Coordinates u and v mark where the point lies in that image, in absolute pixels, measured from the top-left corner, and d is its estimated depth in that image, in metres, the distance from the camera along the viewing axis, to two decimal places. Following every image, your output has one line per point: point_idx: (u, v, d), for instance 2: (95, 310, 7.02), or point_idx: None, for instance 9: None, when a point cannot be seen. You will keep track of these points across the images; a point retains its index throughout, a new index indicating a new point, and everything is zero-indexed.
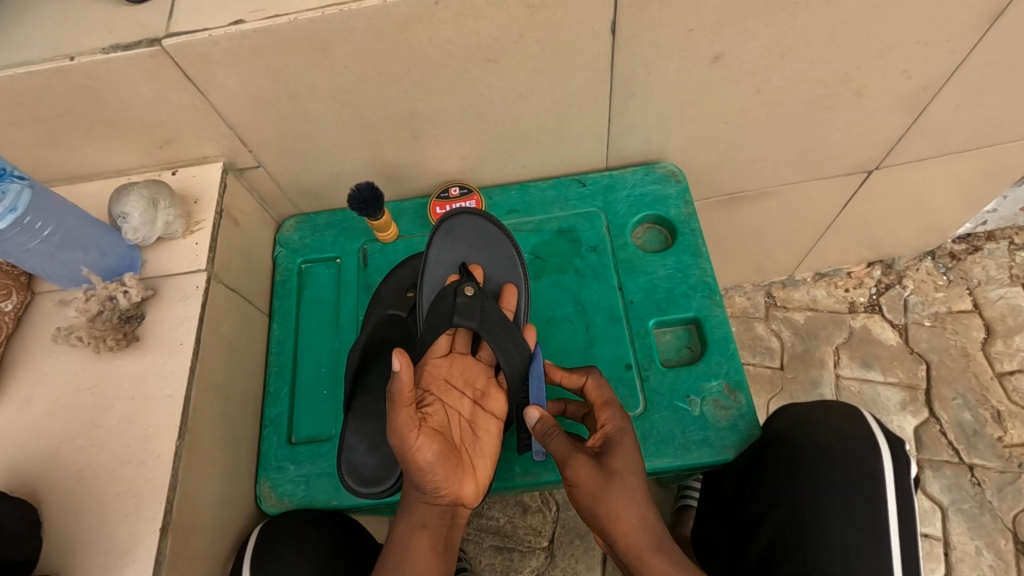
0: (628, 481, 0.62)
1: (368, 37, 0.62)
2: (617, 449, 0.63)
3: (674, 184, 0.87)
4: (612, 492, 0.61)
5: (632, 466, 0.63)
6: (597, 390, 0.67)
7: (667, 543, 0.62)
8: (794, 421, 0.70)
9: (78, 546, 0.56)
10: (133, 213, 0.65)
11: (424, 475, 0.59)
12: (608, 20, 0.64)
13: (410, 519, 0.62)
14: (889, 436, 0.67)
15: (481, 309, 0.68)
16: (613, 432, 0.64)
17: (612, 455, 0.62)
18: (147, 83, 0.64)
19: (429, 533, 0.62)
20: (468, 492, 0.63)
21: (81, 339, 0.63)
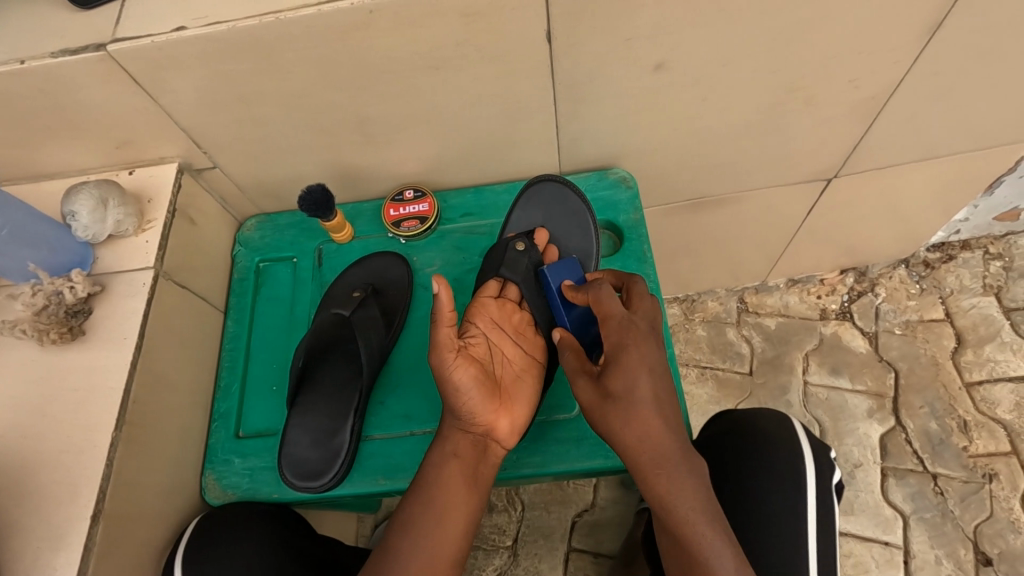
0: (632, 400, 0.62)
1: (306, 44, 0.64)
2: (623, 365, 0.64)
3: (626, 189, 0.87)
4: (621, 401, 0.63)
5: (644, 385, 0.63)
6: (611, 302, 0.67)
7: (671, 463, 0.61)
8: (731, 425, 0.71)
9: (16, 530, 0.58)
10: (83, 211, 0.68)
11: (459, 396, 0.65)
12: (543, 29, 0.66)
13: (441, 445, 0.67)
14: (815, 444, 0.69)
15: (526, 263, 0.78)
16: (625, 354, 0.64)
17: (616, 375, 0.64)
18: (97, 86, 0.66)
19: (462, 462, 0.66)
20: (502, 427, 0.68)
21: (25, 332, 0.64)
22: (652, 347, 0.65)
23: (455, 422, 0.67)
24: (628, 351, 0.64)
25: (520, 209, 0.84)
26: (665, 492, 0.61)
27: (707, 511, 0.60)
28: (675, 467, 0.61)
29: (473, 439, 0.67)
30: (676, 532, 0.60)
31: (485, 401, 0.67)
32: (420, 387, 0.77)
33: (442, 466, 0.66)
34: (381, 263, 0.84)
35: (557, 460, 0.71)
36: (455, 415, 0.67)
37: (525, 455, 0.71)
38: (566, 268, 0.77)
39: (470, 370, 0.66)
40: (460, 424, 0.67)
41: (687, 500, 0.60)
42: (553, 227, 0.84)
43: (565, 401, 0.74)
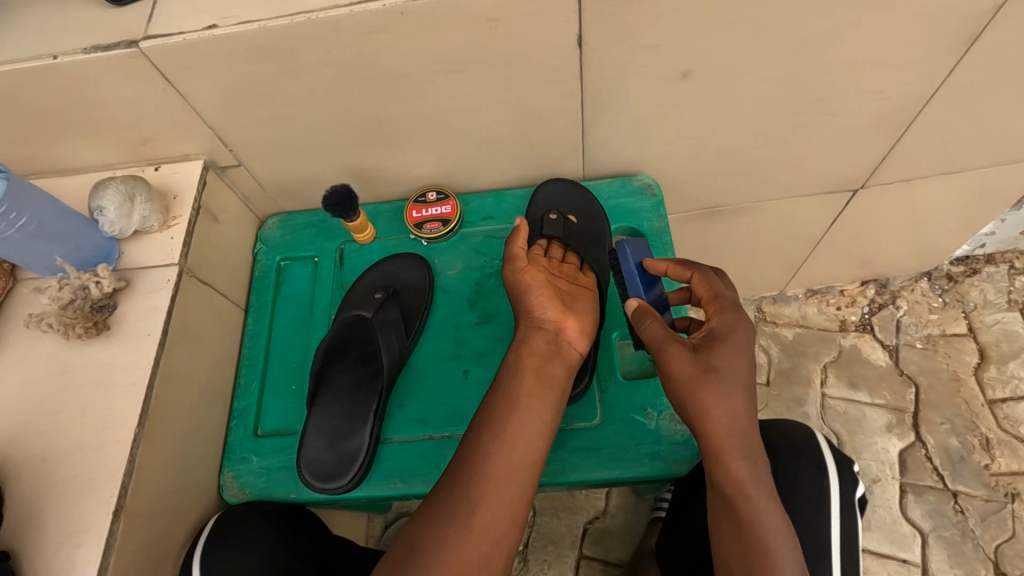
0: (732, 378, 0.63)
1: (336, 45, 0.64)
2: (728, 340, 0.64)
3: (649, 196, 0.86)
4: (722, 378, 0.62)
5: (742, 363, 0.64)
6: (714, 282, 0.69)
7: (749, 451, 0.62)
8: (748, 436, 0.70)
9: (35, 524, 0.58)
10: (110, 206, 0.68)
11: (531, 298, 0.72)
12: (574, 34, 0.65)
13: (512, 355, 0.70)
14: (838, 457, 0.67)
15: (563, 229, 0.81)
16: (727, 330, 0.65)
17: (720, 351, 0.64)
18: (126, 83, 0.67)
19: (538, 357, 0.68)
20: (573, 334, 0.71)
21: (51, 326, 0.65)
22: (742, 317, 0.66)
23: (528, 325, 0.72)
24: (735, 325, 0.65)
25: (543, 201, 0.85)
26: (742, 481, 0.60)
27: (773, 503, 0.60)
28: (746, 455, 0.61)
29: (545, 341, 0.70)
30: (749, 525, 0.59)
31: (555, 305, 0.72)
32: (438, 391, 0.76)
33: (518, 366, 0.68)
34: (398, 265, 0.84)
35: (574, 469, 0.69)
36: (528, 320, 0.72)
37: (543, 462, 0.70)
38: (639, 245, 0.77)
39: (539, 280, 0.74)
40: (529, 327, 0.71)
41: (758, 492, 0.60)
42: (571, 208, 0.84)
43: (585, 408, 0.72)
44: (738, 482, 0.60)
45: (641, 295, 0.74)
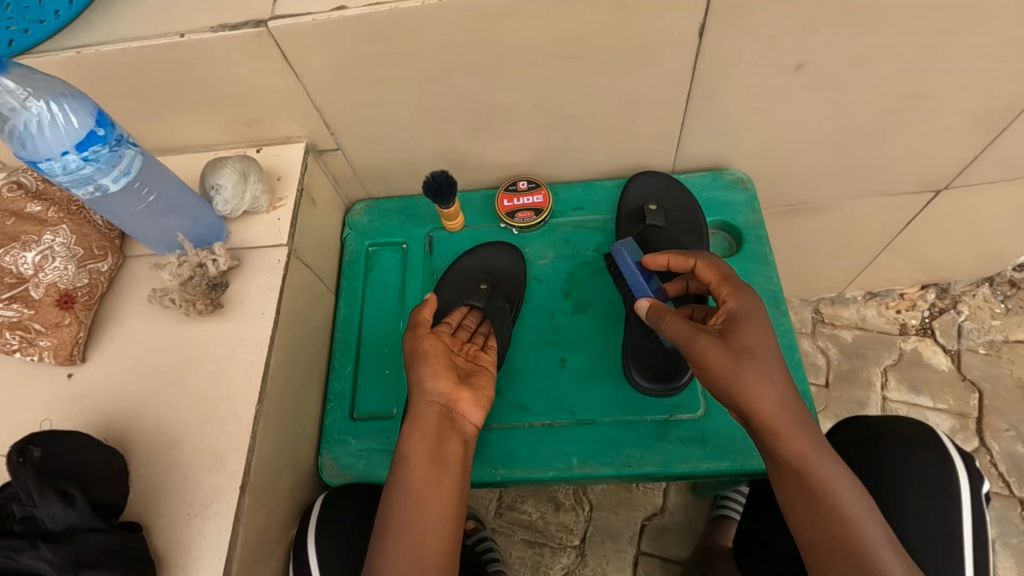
0: (760, 353, 0.57)
1: (459, 29, 0.64)
2: (750, 318, 0.59)
3: (742, 190, 0.86)
4: (754, 356, 0.57)
5: (767, 340, 0.58)
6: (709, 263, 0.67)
7: (802, 432, 0.56)
8: (866, 430, 0.69)
9: (163, 495, 0.59)
10: (226, 185, 0.68)
11: (420, 369, 0.66)
12: (696, 24, 0.65)
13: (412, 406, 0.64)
14: (961, 453, 0.66)
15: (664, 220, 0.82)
16: (744, 309, 0.60)
17: (743, 331, 0.58)
18: (247, 62, 0.67)
19: (428, 435, 0.61)
20: (464, 398, 0.65)
21: (174, 301, 0.66)
22: (757, 295, 0.61)
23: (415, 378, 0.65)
24: (749, 304, 0.61)
25: (638, 192, 0.85)
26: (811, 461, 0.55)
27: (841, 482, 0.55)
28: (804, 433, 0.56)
29: (430, 402, 0.64)
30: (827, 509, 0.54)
31: (448, 373, 0.66)
32: (535, 379, 0.76)
33: (411, 429, 0.62)
34: (493, 254, 0.84)
35: (681, 460, 0.70)
36: (415, 372, 0.66)
37: (649, 453, 0.70)
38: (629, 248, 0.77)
39: (431, 341, 0.68)
40: (419, 401, 0.64)
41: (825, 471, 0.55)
42: (667, 201, 0.84)
43: (688, 400, 0.73)
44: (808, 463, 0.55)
45: (646, 291, 0.73)
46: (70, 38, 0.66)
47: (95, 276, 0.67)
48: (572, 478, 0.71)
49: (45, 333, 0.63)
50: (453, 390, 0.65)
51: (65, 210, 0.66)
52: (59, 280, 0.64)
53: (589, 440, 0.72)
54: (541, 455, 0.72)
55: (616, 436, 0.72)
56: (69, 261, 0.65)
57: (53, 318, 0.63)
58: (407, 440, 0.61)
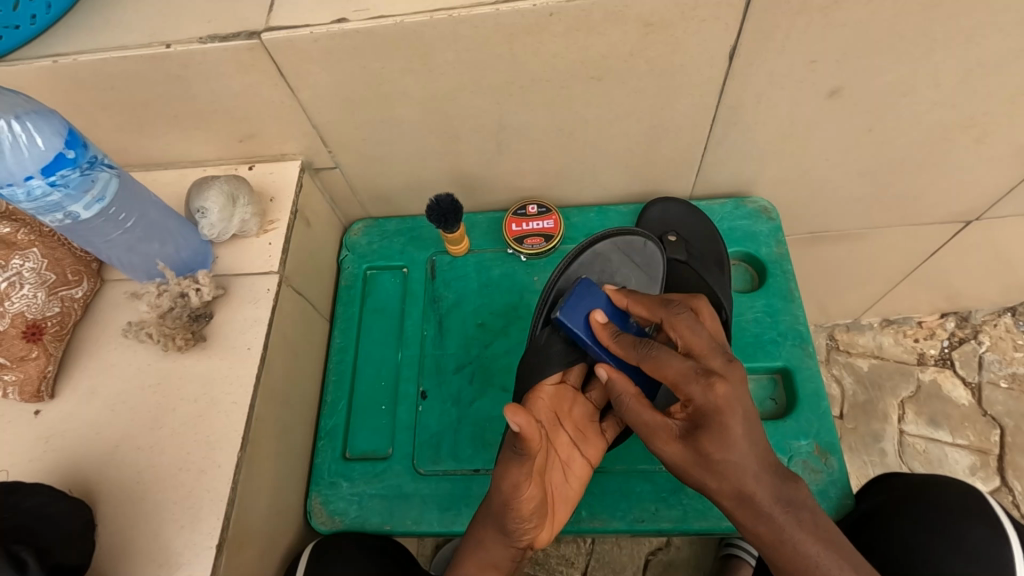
0: (729, 443, 0.49)
1: (470, 45, 0.59)
2: (708, 422, 0.49)
3: (766, 221, 0.81)
4: (732, 452, 0.48)
5: (741, 428, 0.49)
6: (698, 338, 0.53)
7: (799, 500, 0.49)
8: (913, 487, 0.64)
9: (131, 554, 0.53)
10: (212, 208, 0.63)
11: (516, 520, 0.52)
12: (728, 45, 0.59)
13: (486, 529, 0.55)
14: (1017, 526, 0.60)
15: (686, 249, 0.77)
16: (717, 408, 0.49)
17: (710, 432, 0.49)
18: (238, 75, 0.62)
19: (494, 569, 0.55)
20: (541, 537, 0.56)
21: (151, 335, 0.61)
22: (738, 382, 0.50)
23: (497, 508, 0.53)
24: (734, 416, 0.49)
25: (656, 219, 0.80)
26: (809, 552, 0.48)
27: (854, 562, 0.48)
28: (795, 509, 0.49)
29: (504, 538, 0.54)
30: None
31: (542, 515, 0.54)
32: None
33: (483, 550, 0.55)
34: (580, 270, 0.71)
35: (698, 516, 0.65)
36: (501, 508, 0.52)
37: (664, 507, 0.65)
38: (586, 302, 0.62)
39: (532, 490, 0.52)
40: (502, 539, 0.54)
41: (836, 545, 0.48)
42: (686, 231, 0.79)
43: None
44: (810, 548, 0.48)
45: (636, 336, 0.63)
46: (47, 45, 0.61)
47: (68, 303, 0.62)
48: (579, 531, 0.66)
49: (9, 367, 0.58)
50: (534, 532, 0.55)
51: (36, 232, 0.60)
52: (26, 309, 0.59)
53: (600, 491, 0.67)
54: None
55: (629, 487, 0.67)
56: (38, 288, 0.59)
57: (19, 351, 0.58)
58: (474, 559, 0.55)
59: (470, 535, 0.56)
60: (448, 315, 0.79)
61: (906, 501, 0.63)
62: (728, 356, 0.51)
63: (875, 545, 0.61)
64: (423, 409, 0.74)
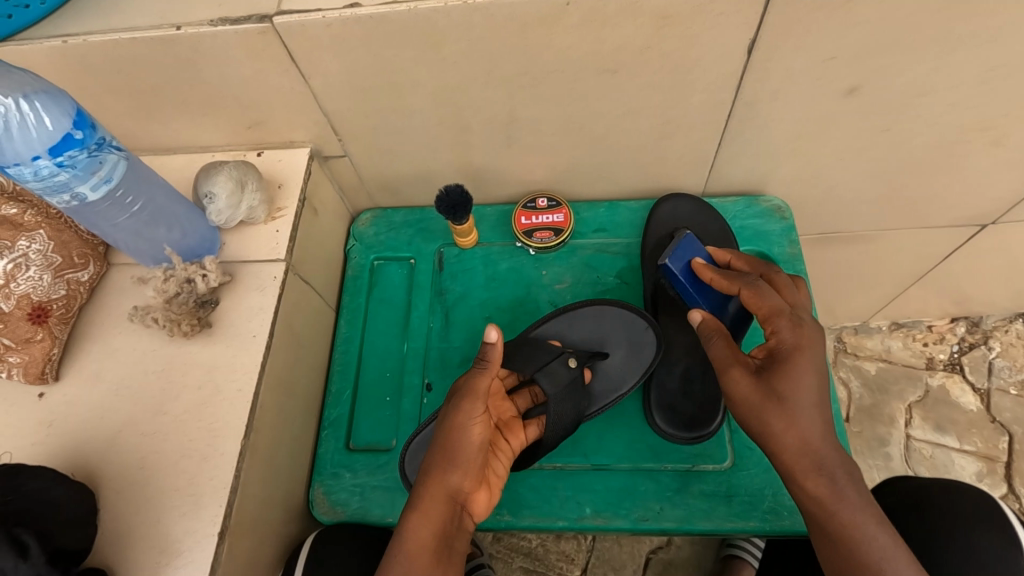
0: (795, 394, 0.50)
1: (483, 34, 0.58)
2: (784, 368, 0.50)
3: (779, 220, 0.80)
4: (800, 399, 0.49)
5: (812, 378, 0.50)
6: (791, 291, 0.56)
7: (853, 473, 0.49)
8: (916, 491, 0.64)
9: (132, 539, 0.53)
10: (221, 194, 0.62)
11: (466, 450, 0.52)
12: (747, 38, 0.58)
13: (443, 466, 0.52)
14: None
15: None
16: (791, 350, 0.51)
17: (787, 373, 0.50)
18: (249, 60, 0.61)
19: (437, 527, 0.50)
20: (480, 501, 0.54)
21: (156, 320, 0.60)
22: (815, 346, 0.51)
23: (451, 436, 0.53)
24: (821, 371, 0.51)
25: (667, 216, 0.79)
26: (863, 518, 0.47)
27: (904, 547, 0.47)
28: (854, 480, 0.49)
29: (458, 477, 0.52)
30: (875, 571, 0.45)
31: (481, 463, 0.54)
32: None
33: (433, 499, 0.51)
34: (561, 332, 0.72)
35: (704, 517, 0.64)
36: (456, 439, 0.52)
37: (669, 506, 0.65)
38: (688, 249, 0.67)
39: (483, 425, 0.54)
40: (438, 485, 0.51)
41: (881, 515, 0.48)
42: (698, 229, 0.78)
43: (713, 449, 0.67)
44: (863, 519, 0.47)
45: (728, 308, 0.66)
46: (57, 25, 0.60)
47: (73, 286, 0.62)
48: (584, 529, 0.66)
49: (14, 348, 0.58)
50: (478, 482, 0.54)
51: (44, 213, 0.60)
52: (32, 291, 0.58)
53: (605, 487, 0.67)
54: (551, 502, 0.66)
55: (633, 485, 0.66)
56: (44, 270, 0.59)
57: (23, 333, 0.58)
58: (423, 508, 0.50)
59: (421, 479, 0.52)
60: (454, 308, 0.78)
61: (920, 501, 0.63)
62: (815, 314, 0.54)
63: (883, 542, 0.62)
64: (428, 401, 0.73)
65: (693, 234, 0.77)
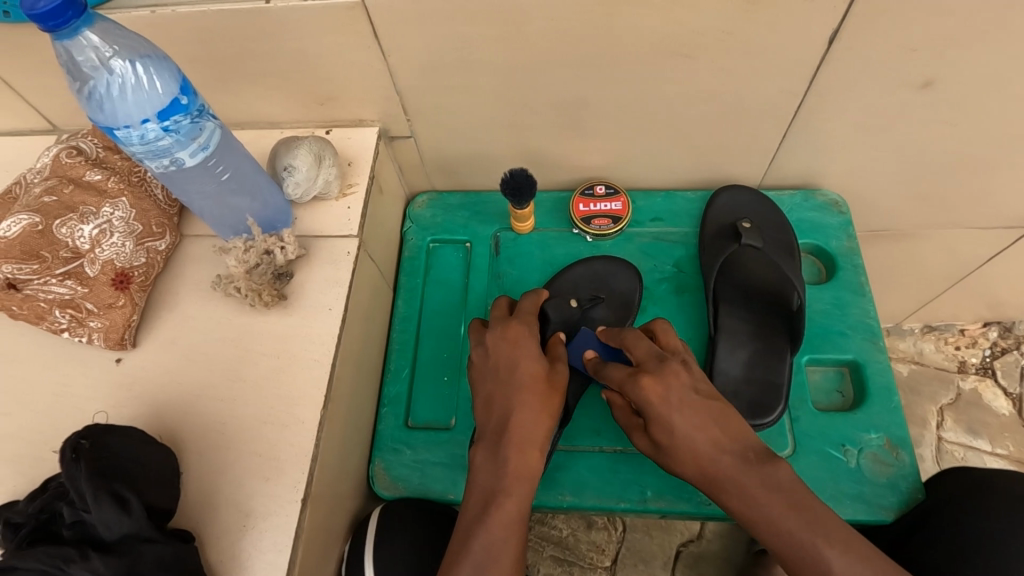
0: (675, 445, 0.54)
1: (567, 14, 0.58)
2: (656, 428, 0.55)
3: (836, 213, 0.81)
4: (676, 433, 0.53)
5: (687, 420, 0.53)
6: (642, 346, 0.58)
7: (801, 501, 0.49)
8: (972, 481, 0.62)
9: (215, 502, 0.54)
10: (300, 167, 0.63)
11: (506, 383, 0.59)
12: (829, 26, 0.59)
13: (523, 419, 0.57)
14: None
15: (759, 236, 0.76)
16: (653, 402, 0.54)
17: (653, 420, 0.54)
18: (332, 35, 0.62)
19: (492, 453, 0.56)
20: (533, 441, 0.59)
21: (239, 290, 0.60)
22: (675, 410, 0.54)
23: (521, 388, 0.58)
24: (670, 408, 0.54)
25: (725, 205, 0.80)
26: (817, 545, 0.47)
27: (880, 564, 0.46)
28: (794, 508, 0.48)
29: (537, 425, 0.57)
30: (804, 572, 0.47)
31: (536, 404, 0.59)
32: (603, 398, 0.71)
33: (523, 447, 0.56)
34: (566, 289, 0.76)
35: None
36: (530, 388, 0.58)
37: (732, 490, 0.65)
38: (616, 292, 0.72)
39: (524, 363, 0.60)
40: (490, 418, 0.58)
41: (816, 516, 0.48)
42: (757, 220, 0.78)
43: (775, 439, 0.68)
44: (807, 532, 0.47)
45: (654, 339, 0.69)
46: None
47: (152, 255, 0.62)
48: (645, 511, 0.66)
49: (97, 313, 0.58)
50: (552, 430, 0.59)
51: (125, 180, 0.61)
52: (116, 257, 0.59)
53: (668, 470, 0.67)
54: (613, 483, 0.67)
55: None
56: (126, 237, 0.60)
57: (107, 298, 0.58)
58: (518, 458, 0.55)
59: (503, 436, 0.56)
60: (511, 291, 0.79)
61: (963, 499, 0.60)
62: (661, 356, 0.57)
63: (924, 547, 0.59)
64: None
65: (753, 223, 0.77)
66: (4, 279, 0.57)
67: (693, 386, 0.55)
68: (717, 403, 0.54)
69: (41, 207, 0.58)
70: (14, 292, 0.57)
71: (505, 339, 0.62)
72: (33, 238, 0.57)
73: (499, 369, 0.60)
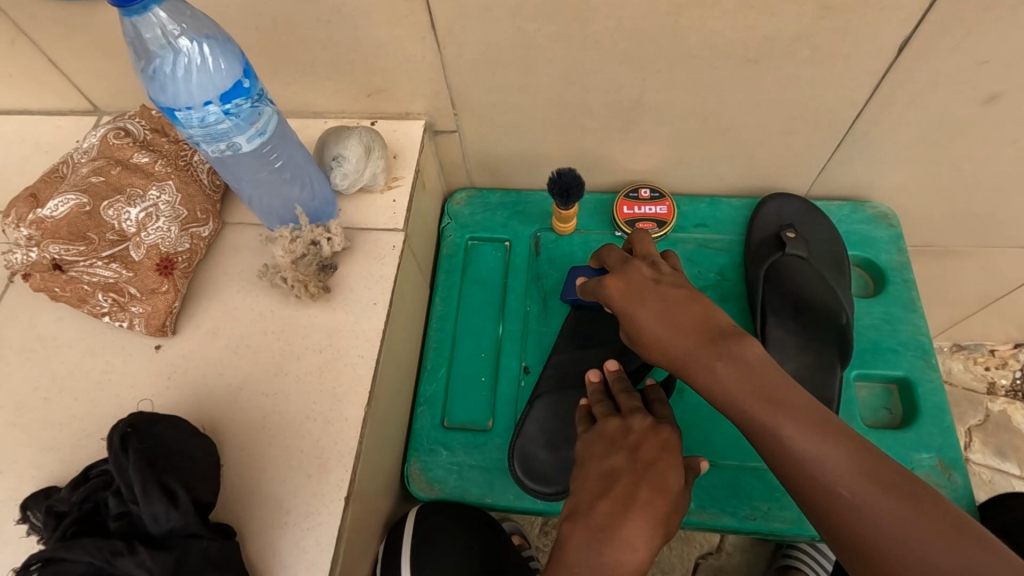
0: (659, 314, 0.51)
1: (633, 12, 0.57)
2: (615, 302, 0.55)
3: (885, 227, 0.79)
4: (637, 323, 0.52)
5: (648, 312, 0.52)
6: (611, 255, 0.62)
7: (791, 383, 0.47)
8: None
9: (257, 498, 0.52)
10: (350, 158, 0.62)
11: (637, 471, 0.51)
12: (901, 36, 0.57)
13: (637, 527, 0.48)
14: None
15: (806, 246, 0.75)
16: (614, 296, 0.55)
17: (621, 315, 0.54)
18: (388, 25, 0.60)
19: (597, 538, 0.48)
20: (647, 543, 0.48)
21: (285, 281, 0.59)
22: (639, 270, 0.56)
23: (656, 485, 0.50)
24: (635, 301, 0.53)
25: (773, 213, 0.78)
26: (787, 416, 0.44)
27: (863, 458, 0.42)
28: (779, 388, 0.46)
29: (650, 534, 0.48)
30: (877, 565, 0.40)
31: (666, 517, 0.49)
32: None
33: (631, 546, 0.47)
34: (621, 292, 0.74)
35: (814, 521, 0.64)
36: (660, 493, 0.50)
37: (777, 507, 0.64)
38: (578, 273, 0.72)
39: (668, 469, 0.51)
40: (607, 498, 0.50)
41: (783, 396, 0.45)
42: (804, 229, 0.77)
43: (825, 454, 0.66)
44: (775, 411, 0.45)
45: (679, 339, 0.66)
46: None
47: (196, 242, 0.60)
48: (687, 523, 0.65)
49: (139, 299, 0.57)
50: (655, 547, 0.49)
51: (173, 164, 0.60)
52: (161, 242, 0.58)
53: (711, 483, 0.66)
54: None
55: (739, 482, 0.66)
56: (172, 222, 0.59)
57: (151, 284, 0.57)
58: (623, 558, 0.46)
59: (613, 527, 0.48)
60: (552, 293, 0.77)
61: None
62: (627, 260, 0.59)
63: None
64: (525, 384, 0.72)
65: (799, 233, 0.76)
66: (50, 260, 0.55)
67: (655, 279, 0.55)
68: (683, 291, 0.52)
69: (89, 187, 0.57)
70: (58, 273, 0.56)
71: (656, 438, 0.53)
72: (81, 219, 0.56)
73: (635, 454, 0.52)
